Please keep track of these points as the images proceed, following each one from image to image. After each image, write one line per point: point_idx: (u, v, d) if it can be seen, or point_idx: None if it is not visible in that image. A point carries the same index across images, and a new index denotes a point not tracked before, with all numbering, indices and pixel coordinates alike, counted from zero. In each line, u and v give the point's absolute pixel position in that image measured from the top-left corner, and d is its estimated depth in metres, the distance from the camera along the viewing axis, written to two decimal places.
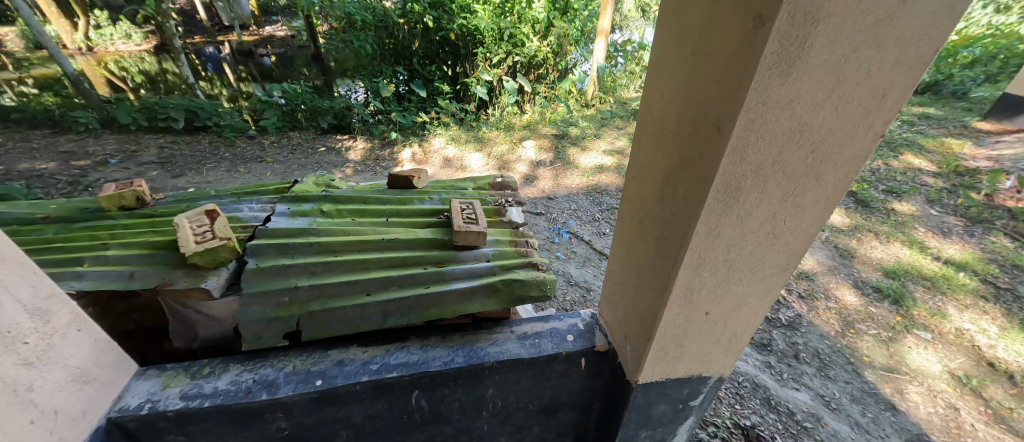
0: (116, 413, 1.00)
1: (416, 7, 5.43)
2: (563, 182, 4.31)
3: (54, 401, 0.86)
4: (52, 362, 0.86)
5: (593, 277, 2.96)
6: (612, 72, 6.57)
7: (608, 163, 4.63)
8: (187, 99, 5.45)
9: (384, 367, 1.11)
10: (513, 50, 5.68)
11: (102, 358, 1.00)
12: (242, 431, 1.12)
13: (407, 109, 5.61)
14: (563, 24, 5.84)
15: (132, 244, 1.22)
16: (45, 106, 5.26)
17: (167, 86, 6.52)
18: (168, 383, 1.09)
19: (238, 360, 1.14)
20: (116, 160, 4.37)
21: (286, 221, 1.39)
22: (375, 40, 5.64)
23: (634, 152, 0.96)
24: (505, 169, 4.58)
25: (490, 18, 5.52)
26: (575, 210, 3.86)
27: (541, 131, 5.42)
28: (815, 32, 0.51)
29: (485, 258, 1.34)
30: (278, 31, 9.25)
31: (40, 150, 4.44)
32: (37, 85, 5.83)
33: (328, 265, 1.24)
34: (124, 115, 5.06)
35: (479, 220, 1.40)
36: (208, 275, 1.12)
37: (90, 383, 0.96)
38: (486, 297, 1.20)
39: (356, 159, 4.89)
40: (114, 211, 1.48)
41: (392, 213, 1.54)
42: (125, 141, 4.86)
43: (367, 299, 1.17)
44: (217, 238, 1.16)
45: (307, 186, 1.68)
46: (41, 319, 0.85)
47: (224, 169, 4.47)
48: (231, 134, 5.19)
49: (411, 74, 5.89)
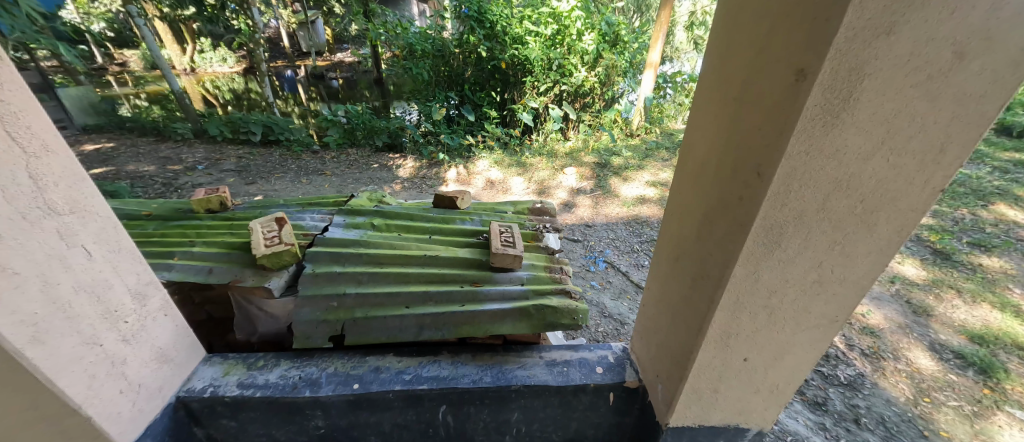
0: (183, 393, 1.13)
1: (472, 38, 5.78)
2: (602, 211, 4.28)
3: (140, 376, 1.00)
4: (143, 341, 1.02)
5: (628, 311, 2.87)
6: (660, 103, 6.53)
7: (651, 195, 4.55)
8: (265, 115, 6.14)
9: (417, 379, 1.16)
10: (560, 80, 5.87)
11: (180, 341, 1.15)
12: (284, 425, 1.20)
13: (455, 132, 5.91)
14: (612, 55, 5.93)
15: (213, 243, 1.39)
16: (153, 118, 6.18)
17: (250, 104, 7.53)
18: (228, 371, 1.20)
19: (289, 356, 1.25)
20: (202, 167, 4.97)
21: (340, 232, 1.52)
22: (432, 67, 6.05)
23: (671, 189, 0.98)
24: (545, 195, 4.64)
25: (541, 50, 5.74)
26: (613, 239, 3.80)
27: (583, 159, 5.44)
28: (860, 86, 0.53)
29: (520, 281, 1.37)
30: (347, 58, 10.26)
31: (145, 155, 5.18)
32: (150, 100, 6.89)
33: (374, 275, 1.34)
34: (214, 128, 5.80)
35: (517, 244, 1.44)
36: (272, 276, 1.26)
37: (169, 363, 1.10)
38: (516, 320, 1.23)
39: (404, 176, 5.19)
40: (201, 212, 1.69)
41: (435, 230, 1.64)
42: (211, 150, 5.54)
43: (405, 311, 1.24)
44: (284, 243, 1.30)
45: (362, 201, 1.82)
46: (141, 303, 1.02)
47: (289, 180, 4.92)
48: (298, 149, 5.74)
49: (462, 99, 6.24)
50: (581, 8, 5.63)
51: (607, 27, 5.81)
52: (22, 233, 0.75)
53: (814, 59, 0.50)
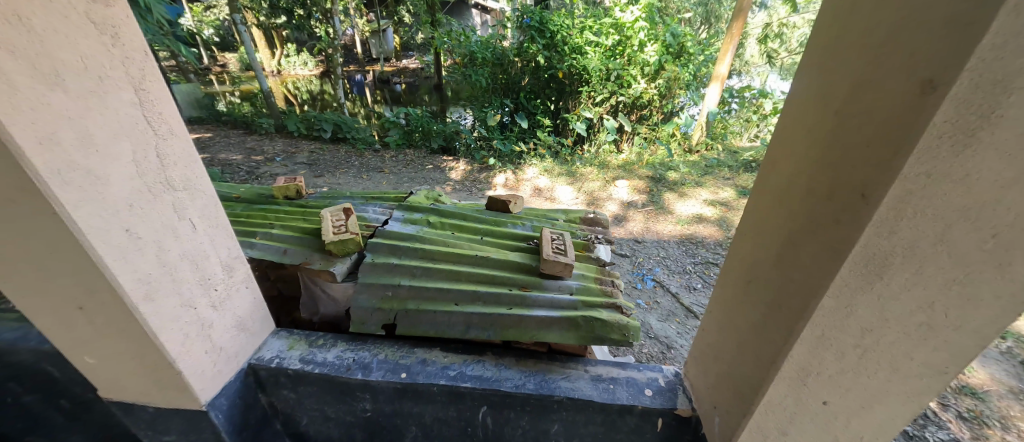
0: (254, 360, 1.23)
1: (532, 48, 5.90)
2: (654, 227, 4.11)
3: (223, 340, 1.12)
4: (228, 309, 1.14)
5: (676, 335, 2.71)
6: (724, 118, 6.19)
7: (709, 214, 4.30)
8: (336, 115, 6.67)
9: (461, 376, 1.17)
10: (618, 91, 5.78)
11: (257, 313, 1.26)
12: (335, 403, 1.27)
13: (508, 138, 6.03)
14: (675, 67, 5.69)
15: (289, 226, 1.53)
16: (244, 113, 6.98)
17: (323, 104, 8.25)
18: (291, 345, 1.29)
19: (345, 338, 1.32)
20: (280, 158, 5.51)
21: (399, 226, 1.59)
22: (490, 75, 6.25)
23: (749, 207, 0.91)
24: (594, 206, 4.55)
25: (600, 60, 5.68)
26: (663, 258, 3.63)
27: (636, 172, 5.28)
28: (1007, 101, 0.45)
29: (569, 290, 1.35)
30: (411, 65, 10.90)
31: (235, 145, 5.84)
32: (243, 97, 7.79)
33: (427, 269, 1.38)
34: (292, 125, 6.42)
35: (568, 252, 1.42)
36: (337, 262, 1.35)
37: (246, 332, 1.22)
38: (563, 329, 1.20)
39: (456, 178, 5.37)
40: (280, 198, 1.87)
41: (486, 232, 1.67)
42: (289, 144, 6.14)
43: (454, 308, 1.27)
44: (349, 232, 1.40)
45: (419, 198, 1.91)
46: (229, 274, 1.14)
47: (352, 175, 5.29)
48: (362, 147, 6.17)
49: (516, 107, 6.36)
50: (646, 18, 5.46)
51: (671, 39, 5.56)
52: (145, 204, 0.89)
53: (946, 69, 0.45)
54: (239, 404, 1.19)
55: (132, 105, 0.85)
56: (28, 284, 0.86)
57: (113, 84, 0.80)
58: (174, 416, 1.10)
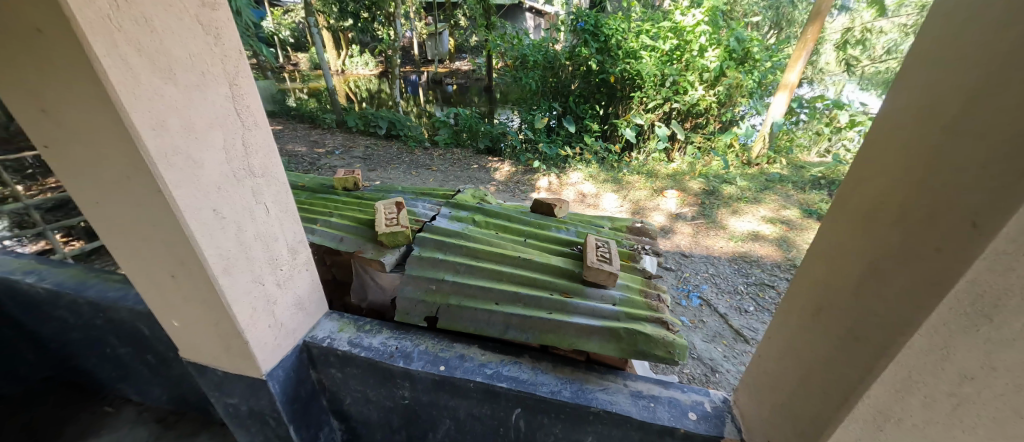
0: (308, 338, 1.32)
1: (584, 51, 5.84)
2: (703, 241, 3.90)
3: (284, 316, 1.22)
4: (290, 288, 1.23)
5: (722, 358, 2.55)
6: (790, 130, 5.74)
7: (766, 232, 4.00)
8: (391, 113, 7.03)
9: (497, 375, 1.18)
10: (672, 97, 5.56)
11: (314, 294, 1.36)
12: (376, 387, 1.33)
13: (554, 141, 6.02)
14: (737, 74, 5.36)
15: (346, 216, 1.63)
16: (310, 108, 7.57)
17: (380, 102, 8.73)
18: (341, 327, 1.37)
19: (389, 326, 1.38)
20: (338, 152, 5.90)
21: (445, 222, 1.64)
22: (540, 78, 6.29)
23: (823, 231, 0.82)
24: (639, 215, 4.40)
25: (656, 65, 5.48)
26: (712, 275, 3.43)
27: (687, 183, 5.05)
28: None
29: (612, 300, 1.31)
30: (464, 67, 11.24)
31: (300, 138, 6.35)
32: (310, 94, 8.46)
33: (470, 267, 1.41)
34: (352, 121, 6.87)
35: (613, 261, 1.39)
36: (387, 252, 1.42)
37: (304, 311, 1.31)
38: (604, 339, 1.17)
39: (500, 179, 5.44)
40: (339, 189, 1.99)
41: (530, 234, 1.67)
42: (347, 139, 6.57)
43: (494, 307, 1.28)
44: (400, 225, 1.46)
45: (466, 197, 1.95)
46: (294, 256, 1.24)
47: (402, 170, 5.54)
48: (413, 144, 6.45)
49: (564, 110, 6.34)
50: (708, 22, 5.19)
51: (736, 44, 5.22)
52: (230, 187, 0.99)
53: None
54: (293, 377, 1.29)
55: (226, 98, 0.94)
56: (133, 252, 0.99)
57: (212, 79, 0.90)
58: (238, 381, 1.21)
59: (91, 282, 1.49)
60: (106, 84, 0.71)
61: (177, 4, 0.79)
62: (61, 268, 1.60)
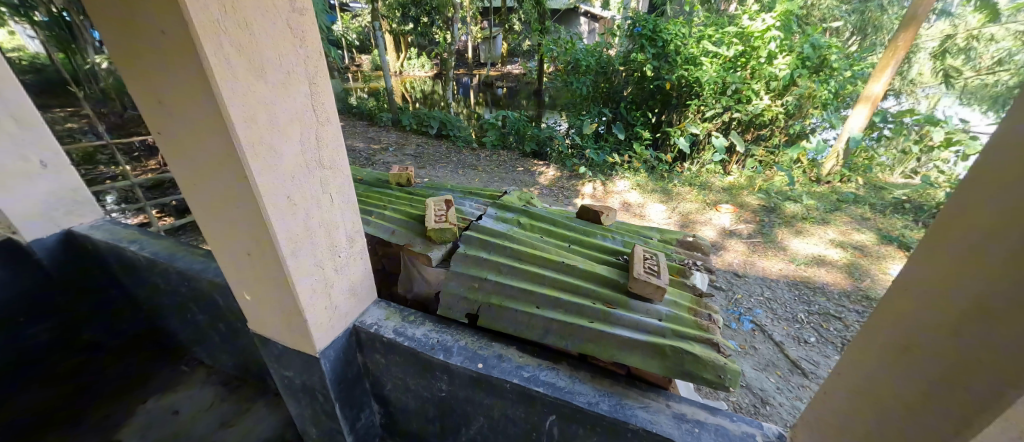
0: (356, 323, 1.40)
1: (640, 57, 5.68)
2: (760, 261, 3.63)
3: (338, 300, 1.30)
4: (346, 274, 1.32)
5: (775, 390, 2.35)
6: (869, 146, 5.19)
7: (835, 257, 3.65)
8: (443, 113, 7.30)
9: (534, 380, 1.17)
10: (733, 106, 5.25)
11: (366, 282, 1.44)
12: (416, 377, 1.37)
13: (602, 148, 5.92)
14: (811, 83, 4.93)
15: (398, 210, 1.71)
16: (369, 106, 8.07)
17: (433, 102, 9.09)
18: (387, 315, 1.44)
19: (432, 319, 1.42)
20: (391, 149, 6.23)
21: (491, 222, 1.67)
22: (592, 83, 6.23)
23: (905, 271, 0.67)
24: (689, 228, 4.19)
25: (717, 72, 5.18)
26: (768, 298, 3.18)
27: (744, 198, 4.75)
28: None
29: (658, 316, 1.26)
30: (515, 70, 11.47)
31: (359, 134, 6.78)
32: (370, 94, 9.01)
33: (513, 268, 1.42)
34: (406, 119, 7.23)
35: (661, 274, 1.32)
36: (434, 247, 1.47)
37: (356, 297, 1.39)
38: (647, 355, 1.12)
39: (544, 183, 5.44)
40: (394, 185, 2.10)
41: (575, 240, 1.65)
42: (401, 137, 6.92)
43: (535, 311, 1.28)
44: (448, 222, 1.51)
45: (512, 198, 1.97)
46: (351, 244, 1.32)
47: (450, 169, 5.72)
48: (461, 145, 6.65)
49: (614, 116, 6.23)
50: (781, 27, 4.80)
51: (811, 50, 4.77)
52: (303, 177, 1.08)
53: None
54: (342, 358, 1.37)
55: (306, 95, 1.03)
56: (218, 230, 1.11)
57: (295, 78, 0.99)
58: (294, 355, 1.31)
59: (180, 254, 1.69)
60: (211, 80, 0.80)
61: (273, 10, 0.88)
62: (157, 240, 1.83)
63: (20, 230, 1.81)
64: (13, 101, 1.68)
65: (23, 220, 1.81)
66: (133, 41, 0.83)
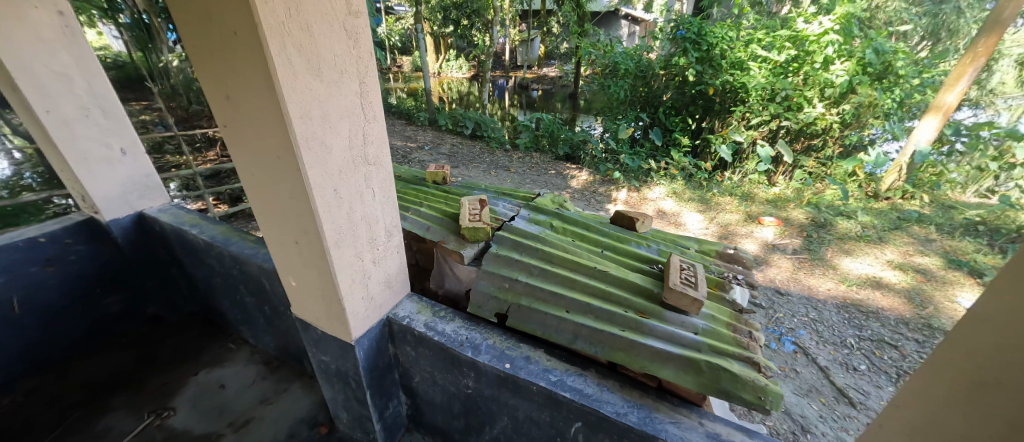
0: (390, 315, 1.44)
1: (681, 61, 5.51)
2: (806, 279, 3.41)
3: (375, 291, 1.35)
4: (383, 266, 1.37)
5: (817, 418, 2.20)
6: (938, 161, 4.75)
7: (893, 280, 3.36)
8: (478, 114, 7.42)
9: (561, 384, 1.14)
10: (783, 113, 4.96)
11: (401, 275, 1.48)
12: (443, 371, 1.40)
13: (637, 154, 5.81)
14: (872, 91, 4.55)
15: (433, 207, 1.76)
16: (408, 106, 8.34)
17: (468, 104, 9.25)
18: (419, 309, 1.47)
19: (461, 315, 1.44)
20: (427, 148, 6.40)
21: (524, 224, 1.68)
22: (630, 87, 6.14)
23: (971, 310, 0.55)
24: (728, 240, 3.99)
25: (766, 77, 4.92)
26: (813, 319, 2.97)
27: (790, 212, 4.48)
28: None
29: (694, 329, 1.21)
30: (552, 74, 11.57)
31: (397, 133, 7.03)
32: (409, 94, 9.31)
33: (544, 270, 1.41)
34: (443, 119, 7.41)
35: (699, 286, 1.26)
36: (467, 246, 1.50)
37: (391, 289, 1.44)
38: (681, 368, 1.08)
39: (576, 187, 5.39)
40: (430, 182, 2.14)
41: (608, 246, 1.63)
42: (437, 136, 7.10)
43: (565, 315, 1.27)
44: (481, 222, 1.53)
45: (546, 201, 1.97)
46: (389, 238, 1.37)
47: (482, 170, 5.80)
48: (494, 146, 6.72)
49: (652, 121, 6.13)
50: (840, 30, 4.44)
51: (874, 56, 4.42)
52: (349, 172, 1.13)
53: None
54: (375, 347, 1.42)
55: (356, 94, 1.08)
56: (270, 218, 1.19)
57: (347, 76, 1.04)
58: (332, 341, 1.38)
59: (233, 240, 1.82)
60: (274, 78, 0.85)
61: (331, 12, 0.93)
62: (214, 225, 1.98)
63: (102, 211, 2.02)
64: (99, 93, 1.86)
65: (104, 202, 2.01)
66: (208, 41, 0.91)
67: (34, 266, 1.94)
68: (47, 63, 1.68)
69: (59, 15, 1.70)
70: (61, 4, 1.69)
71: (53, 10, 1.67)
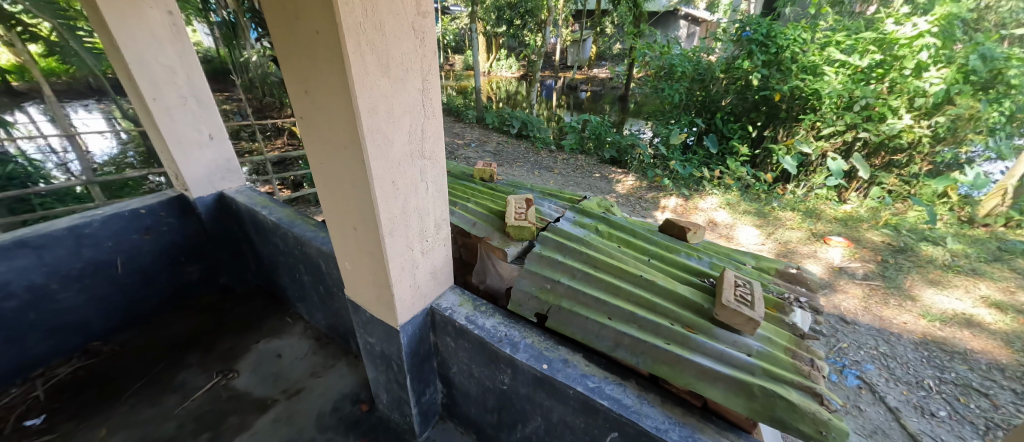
0: (433, 305, 1.49)
1: (745, 64, 5.21)
2: (877, 308, 3.08)
3: (421, 281, 1.41)
4: (430, 257, 1.42)
5: None
6: None
7: (987, 319, 2.94)
8: (525, 114, 7.46)
9: (598, 391, 1.10)
10: (861, 124, 4.49)
11: (446, 268, 1.53)
12: (480, 365, 1.42)
13: (689, 161, 5.58)
14: (973, 103, 3.95)
15: (480, 204, 1.80)
16: (457, 103, 8.58)
17: (515, 103, 9.34)
18: (461, 302, 1.51)
19: (501, 312, 1.45)
20: (473, 145, 6.55)
21: (569, 226, 1.67)
22: (686, 91, 5.94)
23: None
24: (788, 258, 3.71)
25: (844, 84, 4.47)
26: (884, 354, 2.67)
27: (863, 233, 4.06)
28: None
29: (747, 350, 1.13)
30: (602, 75, 11.47)
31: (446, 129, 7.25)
32: (459, 92, 9.58)
33: (587, 275, 1.39)
34: (490, 118, 7.54)
35: (756, 304, 1.17)
36: (511, 244, 1.51)
37: (436, 280, 1.49)
38: (730, 390, 1.01)
39: (621, 191, 5.25)
40: (477, 179, 2.19)
41: (655, 255, 1.57)
42: (483, 134, 7.23)
43: (606, 321, 1.24)
44: (527, 221, 1.54)
45: (592, 205, 1.95)
46: (437, 231, 1.42)
47: (526, 169, 5.82)
48: (539, 146, 6.73)
49: (707, 127, 5.90)
50: (938, 33, 3.92)
51: (980, 62, 3.79)
52: (406, 165, 1.18)
53: None
54: (417, 334, 1.47)
55: (418, 90, 1.13)
56: (333, 204, 1.28)
57: (412, 74, 1.08)
58: (378, 324, 1.46)
59: (297, 223, 1.97)
60: (348, 75, 0.91)
61: (402, 12, 0.97)
62: (281, 208, 2.17)
63: (191, 189, 2.27)
64: (195, 85, 2.09)
65: (193, 181, 2.26)
66: (292, 40, 0.99)
67: (135, 234, 2.21)
68: (157, 58, 1.90)
69: (168, 14, 1.91)
70: (170, 5, 1.91)
71: (164, 10, 1.89)
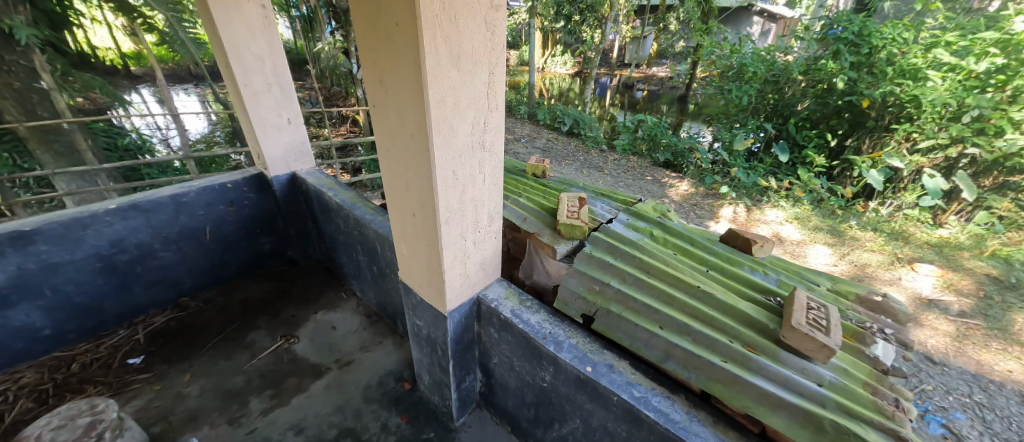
0: (480, 296, 1.52)
1: (830, 66, 4.78)
2: (974, 349, 2.69)
3: (470, 271, 1.44)
4: (481, 248, 1.44)
5: None
6: None
7: None
8: (577, 112, 7.38)
9: (644, 402, 1.05)
10: (971, 138, 3.92)
11: (494, 261, 1.55)
12: (521, 359, 1.43)
13: (754, 169, 5.22)
14: None
15: (532, 200, 1.81)
16: (510, 99, 8.68)
17: (569, 100, 9.27)
18: (507, 295, 1.52)
19: (546, 310, 1.44)
20: (523, 141, 6.61)
21: (621, 228, 1.63)
22: (757, 93, 5.57)
23: None
24: (865, 282, 3.35)
25: (952, 90, 3.93)
26: (982, 404, 2.33)
27: (964, 264, 3.54)
28: None
29: (817, 380, 1.03)
30: (661, 73, 11.06)
31: None
32: (512, 88, 9.69)
33: (639, 280, 1.35)
34: (542, 114, 7.56)
35: (832, 331, 1.05)
36: (561, 241, 1.50)
37: (484, 271, 1.51)
38: (795, 419, 0.93)
39: (675, 197, 5.02)
40: (529, 175, 2.19)
41: (715, 266, 1.49)
42: (534, 131, 7.26)
43: (657, 331, 1.19)
44: (579, 220, 1.52)
45: (647, 208, 1.89)
46: (490, 223, 1.43)
47: (575, 168, 5.75)
48: (590, 144, 6.63)
49: (778, 134, 5.47)
50: None
51: None
52: (467, 157, 1.21)
53: None
54: (462, 322, 1.51)
55: (484, 83, 1.14)
56: (396, 189, 1.34)
57: (480, 66, 1.10)
58: (427, 308, 1.51)
59: (358, 205, 2.10)
60: (422, 68, 0.94)
61: (477, 7, 0.98)
62: (344, 190, 2.32)
63: (269, 170, 2.50)
64: (279, 73, 2.28)
65: (272, 162, 2.48)
66: (372, 32, 1.04)
67: (221, 205, 2.47)
68: (249, 48, 2.10)
69: (261, 8, 2.09)
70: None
71: (258, 4, 2.06)
